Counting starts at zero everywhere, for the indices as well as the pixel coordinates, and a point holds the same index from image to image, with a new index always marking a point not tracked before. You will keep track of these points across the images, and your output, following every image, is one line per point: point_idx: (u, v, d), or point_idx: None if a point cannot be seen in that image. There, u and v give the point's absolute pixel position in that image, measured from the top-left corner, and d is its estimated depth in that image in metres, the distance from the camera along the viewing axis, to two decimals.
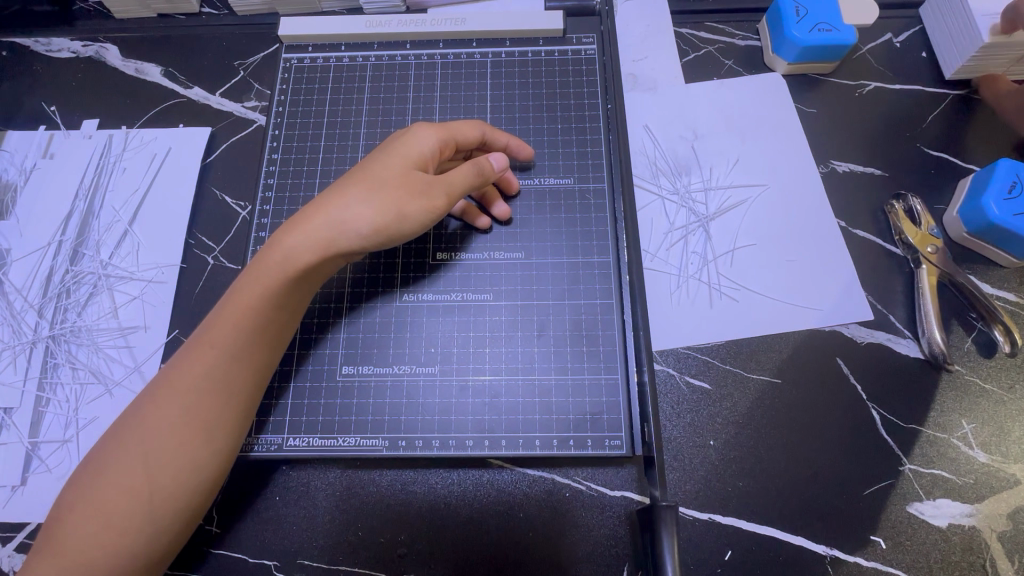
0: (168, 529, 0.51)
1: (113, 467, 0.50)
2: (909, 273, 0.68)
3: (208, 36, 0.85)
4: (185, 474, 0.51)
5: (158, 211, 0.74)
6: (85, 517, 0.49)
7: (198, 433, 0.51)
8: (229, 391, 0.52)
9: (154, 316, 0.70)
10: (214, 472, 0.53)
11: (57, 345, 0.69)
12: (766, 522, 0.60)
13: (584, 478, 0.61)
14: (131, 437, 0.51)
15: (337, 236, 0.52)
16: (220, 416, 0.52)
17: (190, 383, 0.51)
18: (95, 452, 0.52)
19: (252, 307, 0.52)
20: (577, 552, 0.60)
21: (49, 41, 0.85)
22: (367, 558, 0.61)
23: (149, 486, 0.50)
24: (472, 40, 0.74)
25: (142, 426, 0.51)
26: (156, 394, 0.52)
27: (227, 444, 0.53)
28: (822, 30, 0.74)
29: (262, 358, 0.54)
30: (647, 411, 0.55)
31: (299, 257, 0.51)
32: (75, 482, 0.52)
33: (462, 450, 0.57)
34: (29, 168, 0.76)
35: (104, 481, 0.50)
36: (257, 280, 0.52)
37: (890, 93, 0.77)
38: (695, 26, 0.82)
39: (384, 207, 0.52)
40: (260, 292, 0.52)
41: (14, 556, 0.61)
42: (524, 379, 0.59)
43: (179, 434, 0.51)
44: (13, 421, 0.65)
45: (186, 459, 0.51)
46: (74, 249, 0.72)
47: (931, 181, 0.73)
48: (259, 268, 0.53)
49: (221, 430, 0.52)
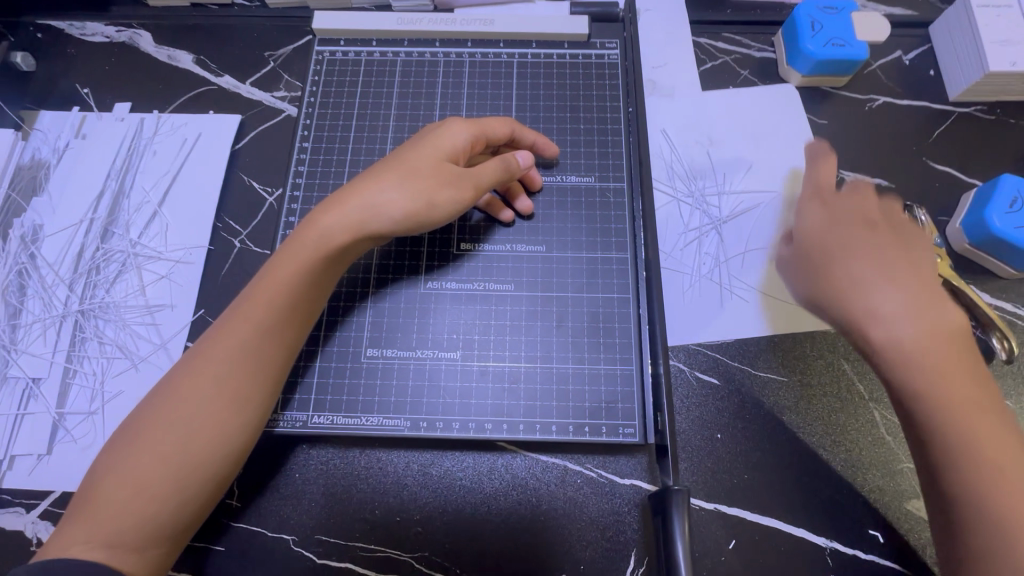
0: (195, 497, 0.53)
1: (146, 434, 0.52)
2: None
3: (240, 27, 0.87)
4: (214, 444, 0.53)
5: (188, 193, 0.76)
6: (117, 483, 0.51)
7: (230, 406, 0.53)
8: (260, 366, 0.54)
9: (181, 295, 0.72)
10: (240, 444, 0.54)
11: (85, 320, 0.70)
12: (769, 514, 0.62)
13: (596, 466, 0.64)
14: (165, 405, 0.53)
15: (370, 219, 0.54)
16: (250, 390, 0.54)
17: (223, 355, 0.53)
18: (127, 421, 0.54)
19: (286, 284, 0.54)
20: (587, 537, 0.62)
21: (83, 25, 0.87)
22: (383, 536, 0.63)
23: (180, 454, 0.52)
24: (499, 41, 0.76)
25: (176, 396, 0.53)
26: (191, 365, 0.54)
27: (254, 417, 0.55)
28: (835, 45, 0.76)
29: (292, 336, 0.56)
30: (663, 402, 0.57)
31: (334, 237, 0.53)
32: (107, 449, 0.53)
33: (481, 433, 0.59)
34: (62, 147, 0.78)
35: (139, 446, 0.52)
36: (291, 259, 0.54)
37: (898, 108, 0.80)
38: (713, 36, 0.85)
39: (417, 194, 0.55)
40: (295, 270, 0.54)
41: (38, 523, 0.63)
42: (542, 366, 0.61)
43: (212, 404, 0.53)
44: (41, 391, 0.67)
45: (215, 430, 0.53)
46: (102, 226, 0.74)
47: (935, 194, 0.76)
48: (294, 247, 0.54)
49: (250, 403, 0.54)
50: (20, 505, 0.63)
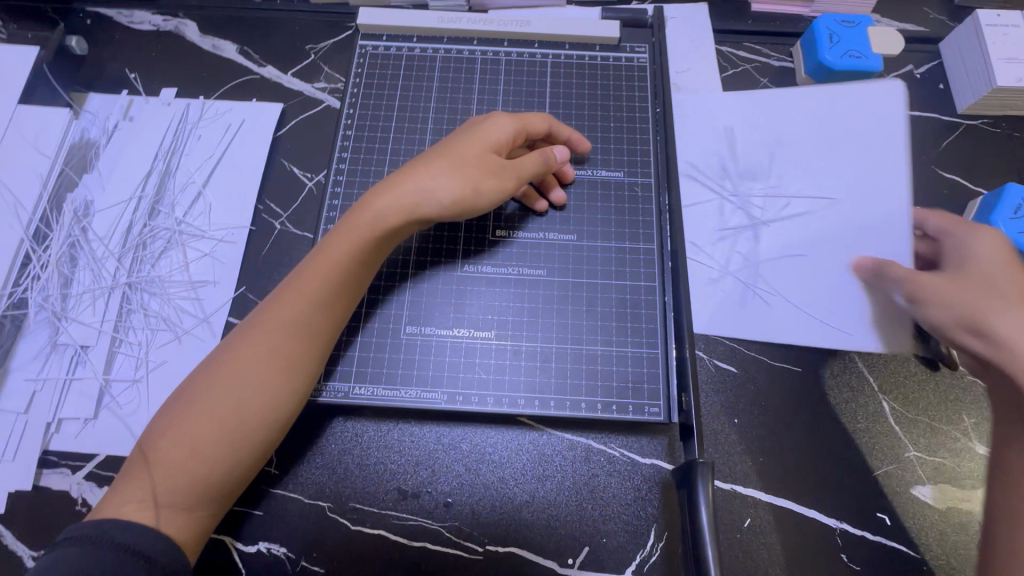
0: (245, 460, 0.56)
1: (202, 400, 0.55)
2: None
3: (282, 20, 0.91)
4: (266, 410, 0.56)
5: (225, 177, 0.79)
6: (174, 443, 0.54)
7: (283, 376, 0.56)
8: (312, 339, 0.57)
9: (223, 272, 0.75)
10: (288, 411, 0.57)
11: (132, 292, 0.73)
12: (782, 495, 0.65)
13: (618, 445, 0.67)
14: (222, 373, 0.56)
15: (421, 203, 0.58)
16: (301, 360, 0.57)
17: (277, 326, 0.57)
18: (184, 386, 0.57)
19: (339, 261, 0.57)
20: (609, 512, 0.65)
21: (131, 13, 0.90)
22: (415, 506, 0.65)
23: (234, 417, 0.55)
24: (534, 42, 0.80)
25: (233, 364, 0.56)
26: (246, 335, 0.57)
27: (303, 386, 0.58)
28: (852, 56, 0.81)
29: (340, 312, 0.59)
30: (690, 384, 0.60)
31: (386, 219, 0.57)
32: (163, 413, 0.56)
33: (514, 408, 0.62)
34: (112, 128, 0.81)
35: (195, 411, 0.55)
36: (344, 238, 0.58)
37: (909, 119, 0.85)
38: (734, 45, 0.89)
39: (465, 182, 0.58)
40: (349, 250, 0.57)
41: (84, 483, 0.65)
42: (573, 346, 0.64)
43: (266, 372, 0.56)
44: (89, 358, 0.69)
45: (268, 399, 0.56)
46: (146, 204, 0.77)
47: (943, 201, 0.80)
48: (348, 227, 0.58)
49: (300, 373, 0.57)
50: (66, 466, 0.66)
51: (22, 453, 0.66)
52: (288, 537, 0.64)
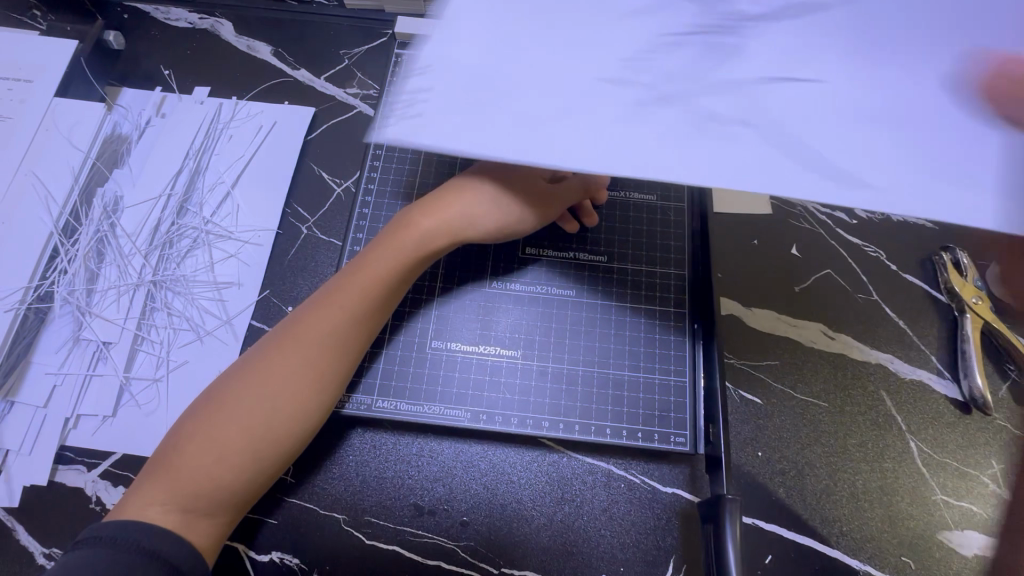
0: (267, 471, 0.55)
1: (232, 406, 0.54)
2: (952, 321, 0.74)
3: (318, 24, 0.91)
4: (294, 422, 0.55)
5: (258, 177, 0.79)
6: (199, 450, 0.53)
7: (315, 387, 0.56)
8: (346, 352, 0.58)
9: (248, 275, 0.74)
10: (314, 424, 0.57)
11: (157, 290, 0.73)
12: (805, 533, 0.64)
13: (640, 472, 0.66)
14: (255, 380, 0.55)
15: (465, 228, 0.60)
16: (333, 373, 0.57)
17: (313, 338, 0.57)
18: (213, 391, 0.56)
19: (381, 276, 0.59)
20: (628, 540, 0.64)
21: (168, 10, 0.91)
22: (431, 522, 0.64)
23: (261, 427, 0.54)
24: None
25: (266, 372, 0.56)
26: (280, 344, 0.57)
27: (331, 399, 0.58)
28: None
29: (374, 324, 0.60)
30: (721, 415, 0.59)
31: (432, 239, 0.59)
32: (189, 416, 0.56)
33: (538, 430, 0.61)
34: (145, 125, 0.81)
35: (224, 416, 0.54)
36: (390, 255, 0.59)
37: None
38: None
39: (509, 209, 0.61)
40: (392, 266, 0.59)
41: (99, 481, 0.65)
42: (599, 370, 0.63)
43: (298, 383, 0.56)
44: (110, 355, 0.69)
45: (299, 409, 0.56)
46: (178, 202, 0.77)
47: (978, 240, 0.78)
48: (392, 243, 0.60)
49: (331, 385, 0.57)
50: (81, 463, 0.65)
51: (38, 447, 0.65)
52: (300, 548, 0.63)
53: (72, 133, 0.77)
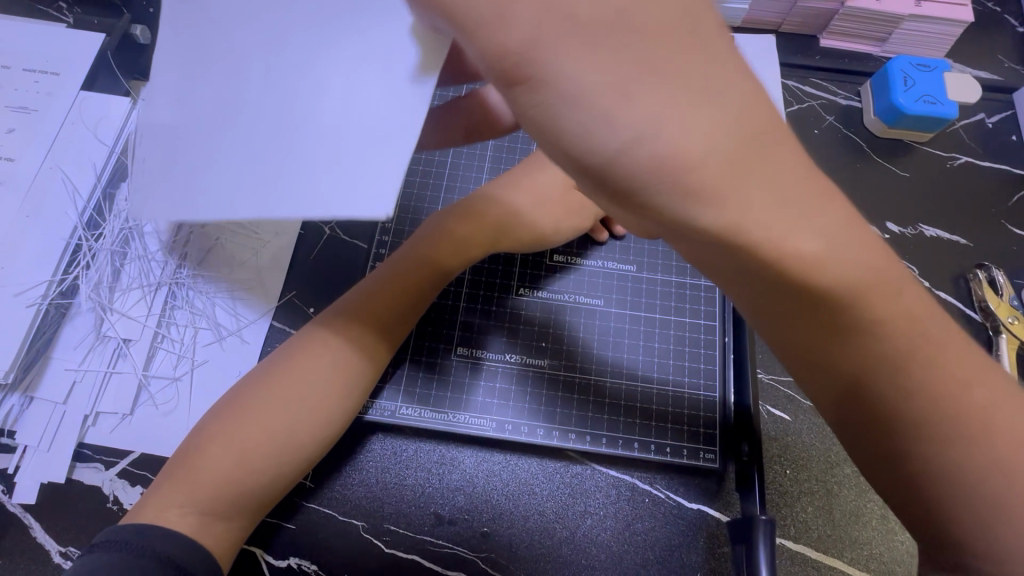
0: (288, 476, 0.54)
1: (254, 409, 0.53)
2: (986, 340, 0.72)
3: None
4: (318, 427, 0.54)
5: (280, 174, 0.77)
6: (221, 451, 0.52)
7: (341, 393, 0.56)
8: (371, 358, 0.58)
9: (270, 275, 0.74)
10: (337, 429, 0.56)
11: (178, 287, 0.72)
12: (833, 554, 0.63)
13: (665, 487, 0.64)
14: (281, 383, 0.54)
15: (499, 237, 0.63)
16: (360, 377, 0.57)
17: (343, 341, 0.57)
18: (239, 391, 0.56)
19: (414, 281, 0.60)
20: (651, 556, 0.63)
21: None
22: (452, 532, 0.63)
23: (285, 432, 0.53)
24: None
25: (291, 376, 0.55)
26: (309, 346, 0.56)
27: (355, 404, 0.57)
28: (926, 102, 0.78)
29: (402, 329, 0.60)
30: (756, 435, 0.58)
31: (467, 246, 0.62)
32: (214, 417, 0.55)
33: (565, 441, 0.60)
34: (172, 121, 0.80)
35: (245, 420, 0.53)
36: (424, 259, 0.61)
37: (979, 169, 0.82)
38: (801, 80, 0.87)
39: (544, 218, 0.64)
40: (427, 271, 0.60)
41: (116, 481, 0.64)
42: (627, 382, 0.62)
43: (324, 388, 0.55)
44: (130, 352, 0.68)
45: (323, 414, 0.55)
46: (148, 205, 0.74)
47: (1013, 258, 0.77)
48: (427, 248, 0.61)
49: (357, 390, 0.57)
50: (99, 461, 0.65)
51: (57, 445, 0.65)
52: (318, 555, 0.62)
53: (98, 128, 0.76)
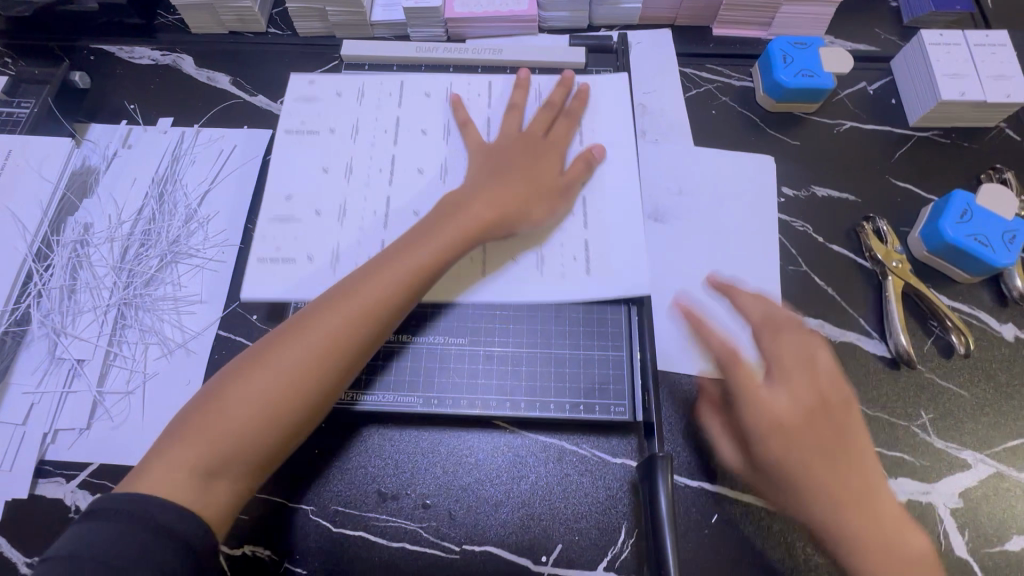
0: (239, 447, 0.56)
1: (253, 378, 0.57)
2: (877, 285, 0.79)
3: (273, 52, 0.97)
4: (244, 421, 0.56)
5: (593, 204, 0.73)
6: (236, 401, 0.57)
7: (253, 388, 0.57)
8: (376, 304, 0.61)
9: (214, 291, 0.79)
10: (264, 424, 0.57)
11: (127, 308, 0.77)
12: (748, 491, 0.68)
13: (589, 445, 0.70)
14: (236, 381, 0.58)
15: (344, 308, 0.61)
16: (287, 371, 0.58)
17: (322, 338, 0.59)
18: (234, 367, 0.59)
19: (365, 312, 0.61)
20: (580, 511, 0.67)
21: (132, 49, 0.96)
22: (395, 508, 0.68)
23: (277, 392, 0.57)
24: (506, 67, 0.87)
25: (244, 378, 0.58)
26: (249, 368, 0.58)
27: (273, 397, 0.57)
28: (804, 75, 0.86)
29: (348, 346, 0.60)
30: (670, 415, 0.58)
31: (365, 293, 0.61)
32: (216, 381, 0.59)
33: (487, 409, 0.68)
34: (316, 133, 0.78)
35: (237, 398, 0.57)
36: (350, 305, 0.61)
37: (865, 132, 0.89)
38: (697, 67, 0.95)
39: None
40: (374, 295, 0.61)
41: (77, 492, 0.68)
42: (542, 351, 0.70)
43: (239, 379, 0.58)
44: (84, 371, 0.73)
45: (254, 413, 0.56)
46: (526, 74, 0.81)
47: (898, 208, 0.84)
48: (339, 303, 0.61)
49: (275, 385, 0.57)
50: (60, 476, 0.69)
51: (18, 464, 0.69)
52: (268, 540, 0.66)
53: (348, 168, 0.76)
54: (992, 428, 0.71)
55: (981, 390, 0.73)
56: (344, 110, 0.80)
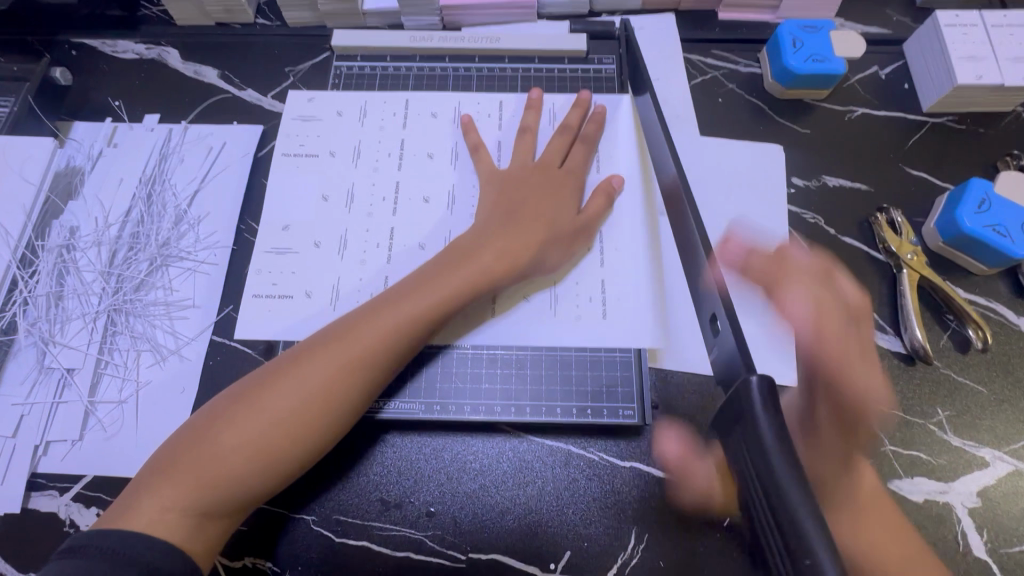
0: (235, 488, 0.55)
1: (243, 424, 0.56)
2: (891, 278, 0.76)
3: (262, 44, 0.93)
4: (238, 462, 0.55)
5: (614, 238, 0.71)
6: (232, 443, 0.55)
7: (251, 431, 0.56)
8: (370, 355, 0.60)
9: (207, 295, 0.76)
10: (259, 464, 0.56)
11: (118, 315, 0.74)
12: None
13: (597, 449, 0.68)
14: (233, 421, 0.56)
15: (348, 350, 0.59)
16: (285, 414, 0.57)
17: (322, 381, 0.58)
18: (231, 403, 0.58)
19: (366, 353, 0.60)
20: (589, 517, 0.65)
21: (115, 42, 0.93)
22: (398, 517, 0.66)
23: (274, 436, 0.56)
24: (503, 57, 0.84)
25: (241, 419, 0.56)
26: (247, 405, 0.57)
27: (272, 442, 0.56)
28: (815, 60, 0.83)
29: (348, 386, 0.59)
30: (740, 411, 0.40)
31: (367, 336, 0.60)
32: (211, 414, 0.57)
33: (491, 415, 0.67)
34: (316, 157, 0.76)
35: (232, 436, 0.55)
36: (352, 346, 0.60)
37: (877, 118, 0.86)
38: (702, 52, 0.91)
39: None
40: (378, 338, 0.60)
41: (72, 504, 0.66)
42: (548, 353, 0.69)
43: (235, 419, 0.56)
44: (75, 381, 0.71)
45: (251, 456, 0.55)
46: (538, 95, 0.78)
47: (912, 197, 0.81)
48: (342, 343, 0.60)
49: (272, 428, 0.56)
50: (54, 488, 0.67)
51: (10, 477, 0.67)
52: (269, 551, 0.65)
53: (349, 196, 0.74)
54: (1010, 424, 0.69)
55: (999, 385, 0.71)
56: (348, 137, 0.77)
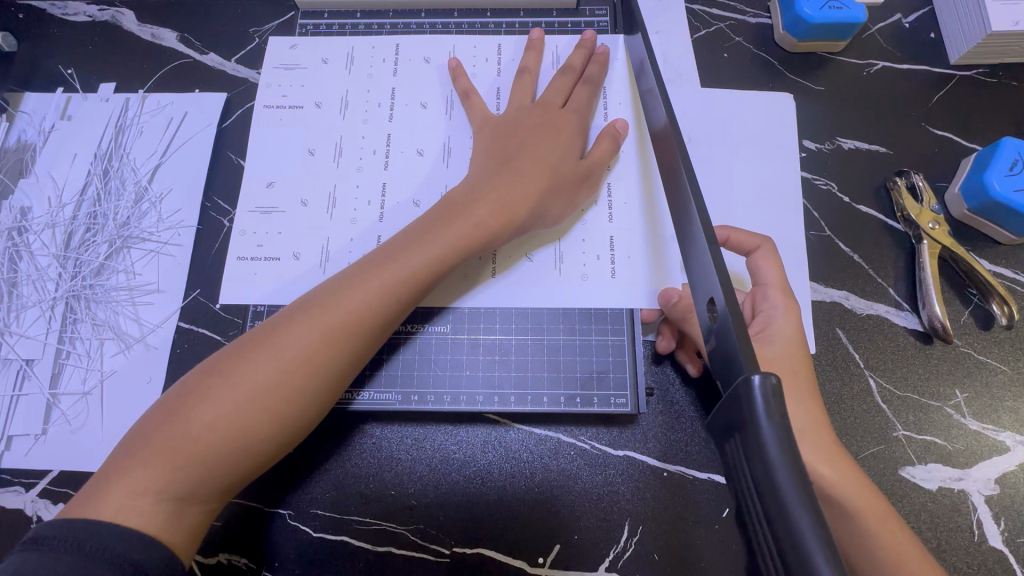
0: (214, 466, 0.49)
1: (220, 396, 0.50)
2: (910, 249, 0.70)
3: (223, 3, 0.85)
4: (217, 437, 0.49)
5: (621, 190, 0.67)
6: (209, 416, 0.49)
7: (229, 401, 0.50)
8: (360, 319, 0.54)
9: (172, 279, 0.71)
10: (242, 440, 0.50)
11: (78, 302, 0.70)
12: None
13: (588, 437, 0.64)
14: (208, 392, 0.50)
15: (332, 311, 0.54)
16: (268, 382, 0.50)
17: (308, 344, 0.52)
18: (206, 376, 0.52)
19: (356, 314, 0.54)
20: (579, 509, 0.62)
21: (65, 4, 0.85)
22: (378, 511, 0.62)
23: (256, 405, 0.50)
24: (486, 11, 0.76)
25: (216, 391, 0.50)
26: (225, 375, 0.51)
27: (254, 413, 0.50)
28: (832, 8, 0.74)
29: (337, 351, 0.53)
30: (741, 415, 0.35)
31: (354, 296, 0.54)
32: (184, 390, 0.51)
33: (473, 405, 0.62)
34: (300, 108, 0.70)
35: (209, 408, 0.49)
36: (340, 307, 0.54)
37: (899, 73, 0.78)
38: (706, 2, 0.83)
39: None
40: (366, 297, 0.55)
41: (38, 501, 0.63)
42: (534, 338, 0.64)
43: (209, 391, 0.50)
44: (35, 372, 0.67)
45: (230, 430, 0.49)
46: (539, 36, 0.72)
47: (935, 160, 0.74)
48: (327, 306, 0.54)
49: (254, 397, 0.50)
50: (19, 484, 0.64)
51: None
52: (243, 548, 0.62)
53: (337, 150, 0.68)
54: None
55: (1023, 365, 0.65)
56: (334, 84, 0.71)
